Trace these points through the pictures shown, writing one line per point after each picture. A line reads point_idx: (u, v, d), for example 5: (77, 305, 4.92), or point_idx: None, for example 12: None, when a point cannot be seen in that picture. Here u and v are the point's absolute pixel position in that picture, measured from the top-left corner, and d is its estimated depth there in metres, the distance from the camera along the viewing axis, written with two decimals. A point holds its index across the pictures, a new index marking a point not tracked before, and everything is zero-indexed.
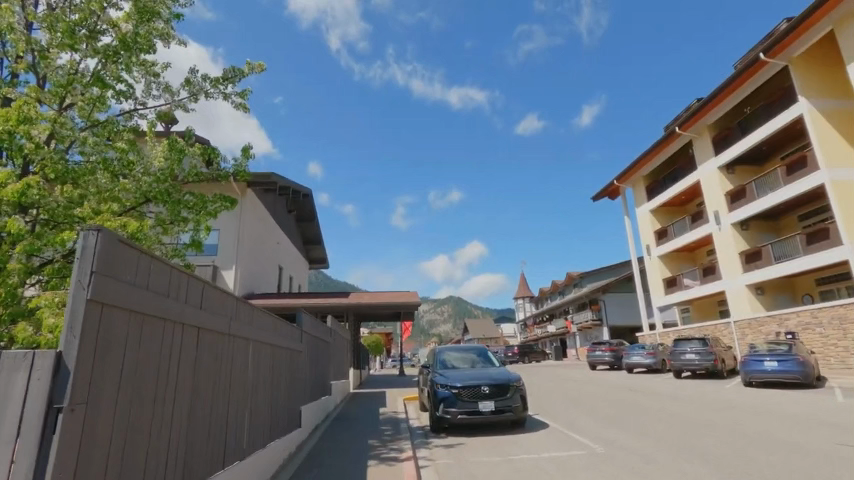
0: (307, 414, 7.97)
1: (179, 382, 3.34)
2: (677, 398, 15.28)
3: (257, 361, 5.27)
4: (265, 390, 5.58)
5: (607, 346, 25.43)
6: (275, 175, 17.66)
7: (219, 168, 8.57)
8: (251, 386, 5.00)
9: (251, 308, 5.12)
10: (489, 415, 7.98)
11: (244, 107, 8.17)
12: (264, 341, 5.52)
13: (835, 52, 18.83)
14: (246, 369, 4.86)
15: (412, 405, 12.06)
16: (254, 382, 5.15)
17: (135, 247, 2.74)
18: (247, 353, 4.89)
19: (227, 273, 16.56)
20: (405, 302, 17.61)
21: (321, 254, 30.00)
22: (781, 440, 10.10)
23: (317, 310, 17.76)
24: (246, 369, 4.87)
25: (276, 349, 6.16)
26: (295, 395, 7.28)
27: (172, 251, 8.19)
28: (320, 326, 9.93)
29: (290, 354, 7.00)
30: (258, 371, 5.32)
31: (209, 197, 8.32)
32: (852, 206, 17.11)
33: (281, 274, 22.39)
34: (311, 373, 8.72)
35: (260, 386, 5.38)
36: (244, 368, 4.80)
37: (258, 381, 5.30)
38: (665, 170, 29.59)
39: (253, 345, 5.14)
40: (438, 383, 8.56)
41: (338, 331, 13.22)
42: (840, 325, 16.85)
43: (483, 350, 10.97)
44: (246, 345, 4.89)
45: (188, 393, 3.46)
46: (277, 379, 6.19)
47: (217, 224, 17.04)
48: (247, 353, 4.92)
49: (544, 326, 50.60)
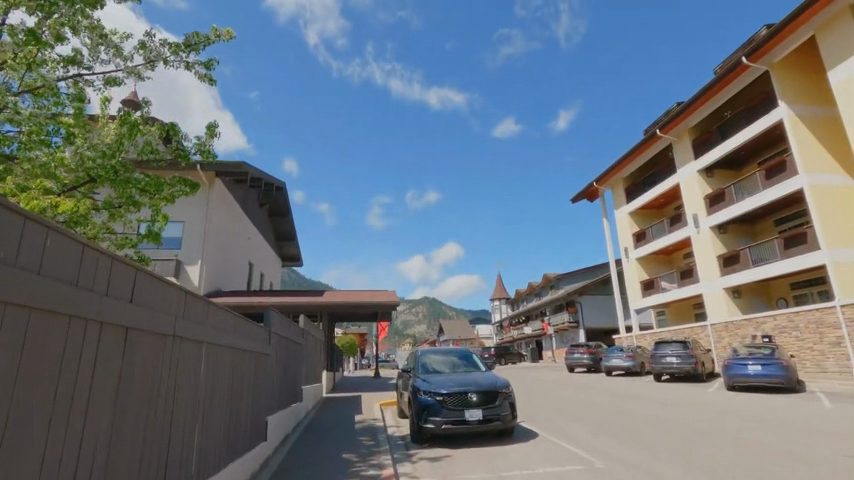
0: (274, 424, 7.17)
1: (98, 393, 2.57)
2: (659, 403, 15.02)
3: (212, 368, 4.46)
4: (222, 401, 4.77)
5: (585, 348, 25.24)
6: (246, 166, 16.66)
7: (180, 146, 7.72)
8: (203, 397, 4.19)
9: (206, 305, 4.33)
10: (476, 425, 7.32)
11: (208, 78, 7.35)
12: (222, 344, 4.72)
13: (815, 59, 18.99)
14: (197, 377, 4.07)
15: (389, 410, 11.34)
16: (209, 393, 4.36)
17: (17, 212, 1.99)
18: (198, 357, 4.10)
19: (191, 268, 15.47)
20: (382, 301, 16.86)
21: (294, 251, 28.92)
22: (771, 447, 9.82)
23: (289, 309, 16.80)
24: (198, 376, 4.09)
25: (237, 353, 5.36)
26: (261, 403, 6.47)
27: (122, 241, 7.35)
28: (292, 326, 9.14)
29: (256, 358, 6.19)
30: (214, 380, 4.52)
31: (166, 179, 7.38)
32: (829, 211, 17.25)
33: (252, 270, 21.30)
34: (281, 378, 7.91)
35: (216, 396, 4.57)
36: (194, 376, 3.99)
37: (214, 391, 4.50)
38: (644, 173, 29.69)
39: (208, 348, 4.36)
40: (421, 390, 7.87)
41: (311, 332, 12.38)
42: (817, 329, 16.94)
43: (467, 353, 10.34)
44: (198, 348, 4.10)
45: (108, 412, 2.67)
46: (238, 386, 5.38)
47: (181, 215, 15.93)
48: (200, 359, 4.13)
49: (520, 327, 50.56)
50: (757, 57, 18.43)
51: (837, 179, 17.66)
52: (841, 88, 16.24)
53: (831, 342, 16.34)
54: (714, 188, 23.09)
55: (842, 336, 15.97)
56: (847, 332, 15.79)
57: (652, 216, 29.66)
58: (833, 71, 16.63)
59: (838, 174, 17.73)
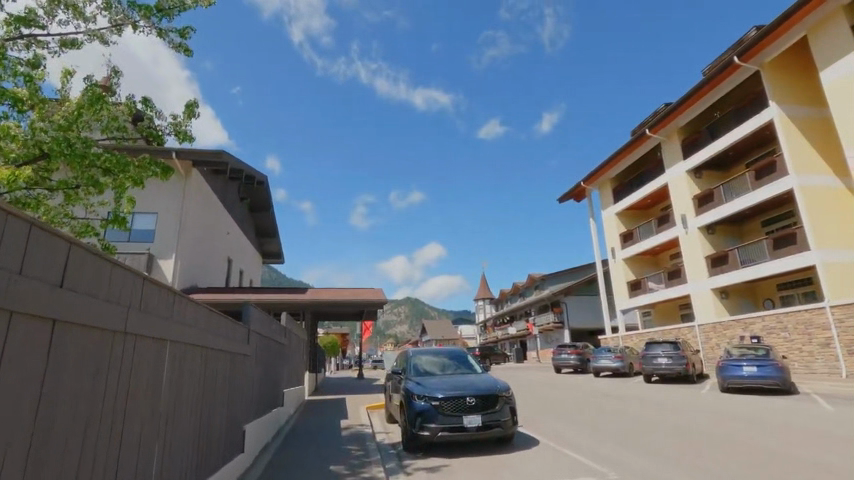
0: (253, 432, 6.46)
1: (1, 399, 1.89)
2: (651, 405, 14.70)
3: (177, 371, 3.74)
4: (190, 410, 4.05)
5: (572, 349, 24.98)
6: (226, 155, 15.78)
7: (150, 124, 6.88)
8: (165, 407, 3.48)
9: (170, 296, 3.62)
10: (475, 432, 6.74)
11: (183, 47, 6.60)
12: (190, 342, 3.99)
13: (805, 60, 19.00)
14: (159, 383, 3.36)
15: (377, 414, 10.70)
16: (173, 402, 3.64)
17: None
18: (160, 359, 3.38)
19: (165, 263, 14.55)
20: (368, 299, 16.19)
21: (275, 248, 27.95)
22: (774, 451, 9.49)
23: (270, 306, 15.98)
24: (159, 382, 3.38)
25: (210, 352, 4.65)
26: (237, 410, 5.75)
27: (82, 228, 6.50)
28: (274, 324, 8.46)
29: (231, 358, 5.48)
30: (180, 386, 3.80)
31: (134, 159, 6.56)
32: (819, 212, 17.25)
33: (231, 266, 20.39)
34: (260, 380, 7.20)
35: (182, 403, 3.86)
36: (153, 383, 3.28)
37: (179, 399, 3.78)
38: (631, 173, 29.62)
39: (173, 347, 3.65)
40: (415, 394, 7.26)
41: (294, 331, 11.66)
42: (806, 330, 16.89)
43: (462, 353, 9.78)
44: (161, 347, 3.39)
45: (16, 436, 1.98)
46: (211, 391, 4.67)
47: (154, 207, 15.01)
48: (162, 360, 3.42)
49: (504, 327, 50.30)
50: (748, 57, 18.34)
51: (828, 180, 17.67)
52: (833, 88, 16.22)
53: (820, 343, 16.30)
54: (703, 189, 23.05)
55: (832, 337, 15.94)
56: (837, 333, 15.74)
57: (639, 217, 29.62)
58: (825, 72, 16.62)
59: (828, 175, 17.73)
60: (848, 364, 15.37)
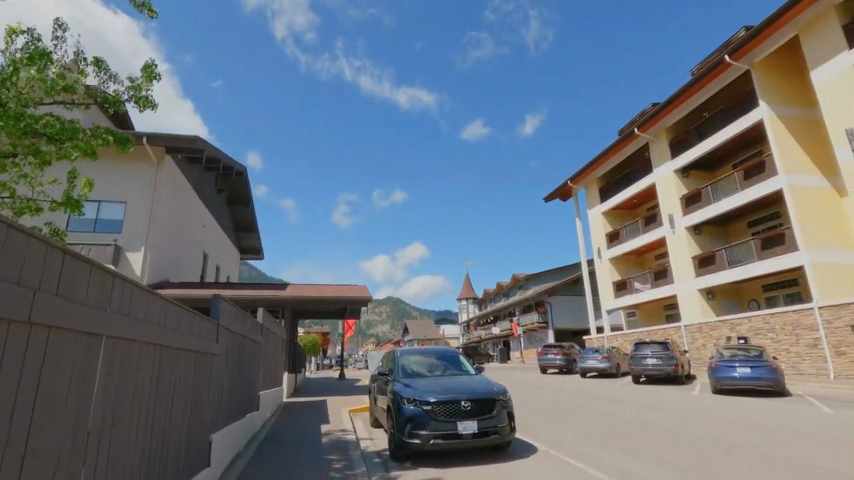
0: (222, 441, 5.76)
1: None
2: (642, 406, 14.36)
3: (117, 375, 3.02)
4: (133, 421, 3.33)
5: (558, 349, 24.66)
6: (202, 141, 14.83)
7: (105, 89, 6.08)
8: (95, 419, 2.77)
9: (106, 279, 2.88)
10: (470, 439, 6.14)
11: (143, 3, 5.87)
12: (136, 340, 3.26)
13: (795, 61, 18.98)
14: (86, 389, 2.65)
15: (360, 419, 10.04)
16: (108, 413, 2.92)
17: None
18: (89, 359, 2.68)
19: (133, 256, 13.61)
20: (352, 296, 15.48)
21: (254, 243, 26.95)
22: (773, 454, 9.15)
23: (246, 303, 15.10)
24: (88, 388, 2.67)
25: (166, 351, 3.92)
26: (201, 419, 5.00)
27: (24, 205, 5.67)
28: (249, 321, 7.72)
29: (195, 357, 4.77)
30: (119, 394, 3.07)
31: (85, 128, 5.76)
32: (807, 212, 17.20)
33: (206, 261, 19.39)
34: (231, 383, 6.45)
35: (123, 413, 3.13)
36: (79, 388, 2.58)
37: (118, 408, 3.05)
38: (618, 173, 29.53)
39: (110, 344, 2.94)
40: (404, 398, 6.62)
41: (272, 329, 10.92)
42: (793, 331, 16.80)
43: (453, 353, 9.17)
44: (91, 344, 2.68)
45: None
46: (165, 397, 3.95)
47: (124, 195, 14.07)
48: (93, 359, 2.71)
49: (488, 327, 50.03)
50: (740, 55, 18.20)
51: (815, 181, 17.65)
52: (823, 89, 16.16)
53: (808, 344, 16.21)
54: (690, 189, 22.96)
55: (820, 338, 15.86)
56: (825, 334, 15.66)
57: (625, 217, 29.55)
58: (814, 73, 16.58)
59: (816, 176, 17.71)
60: (836, 365, 15.30)
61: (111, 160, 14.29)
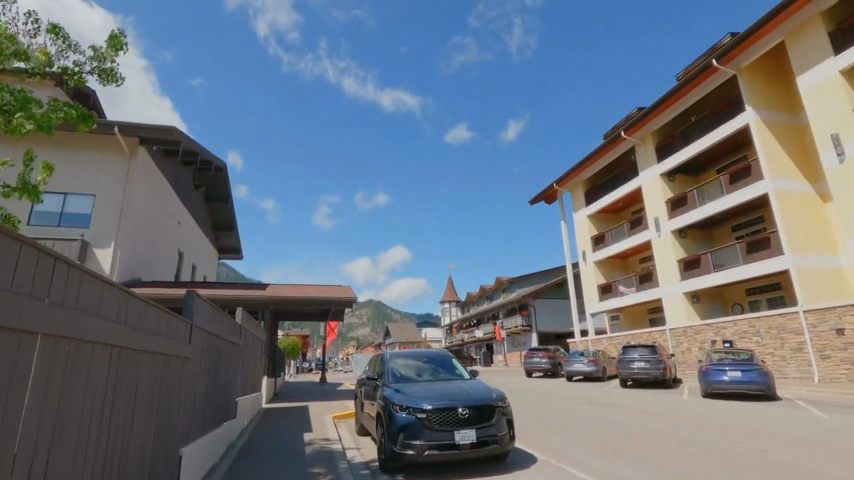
0: (195, 453, 5.19)
1: None
2: (632, 410, 14.12)
3: (59, 380, 2.52)
4: (82, 437, 2.80)
5: (544, 352, 24.42)
6: (179, 133, 14.02)
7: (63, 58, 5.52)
8: (26, 435, 2.26)
9: (46, 263, 2.38)
10: (467, 450, 5.69)
11: None
12: (85, 338, 2.74)
13: (781, 67, 19.19)
14: (12, 399, 2.15)
15: (345, 426, 9.50)
16: (46, 428, 2.40)
17: None
18: (15, 360, 2.18)
19: (101, 252, 12.78)
20: (336, 297, 14.89)
21: (233, 242, 26.06)
22: (769, 457, 8.96)
23: (224, 303, 14.36)
24: (15, 397, 2.17)
25: (127, 353, 3.39)
26: (171, 431, 4.45)
27: None
28: (226, 322, 7.14)
29: (165, 361, 4.22)
30: (63, 402, 2.57)
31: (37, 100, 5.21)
32: (793, 217, 17.33)
33: (182, 260, 18.52)
34: (206, 390, 5.88)
35: (67, 426, 2.61)
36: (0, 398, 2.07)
37: (61, 419, 2.55)
38: (603, 177, 29.62)
39: (49, 343, 2.44)
40: (396, 405, 6.13)
41: (252, 331, 10.29)
42: (778, 335, 16.87)
43: (445, 356, 8.69)
44: (18, 342, 2.19)
45: None
46: (126, 403, 3.43)
47: (93, 187, 13.24)
48: (22, 360, 2.22)
49: (471, 330, 49.74)
50: (727, 60, 18.29)
51: (800, 186, 17.81)
52: (810, 94, 16.26)
53: (793, 347, 16.29)
54: (675, 193, 23.05)
55: (804, 342, 15.93)
56: (810, 337, 15.74)
57: (610, 220, 29.61)
58: (801, 78, 16.66)
59: (800, 181, 17.88)
60: (821, 369, 15.37)
61: (79, 150, 13.45)
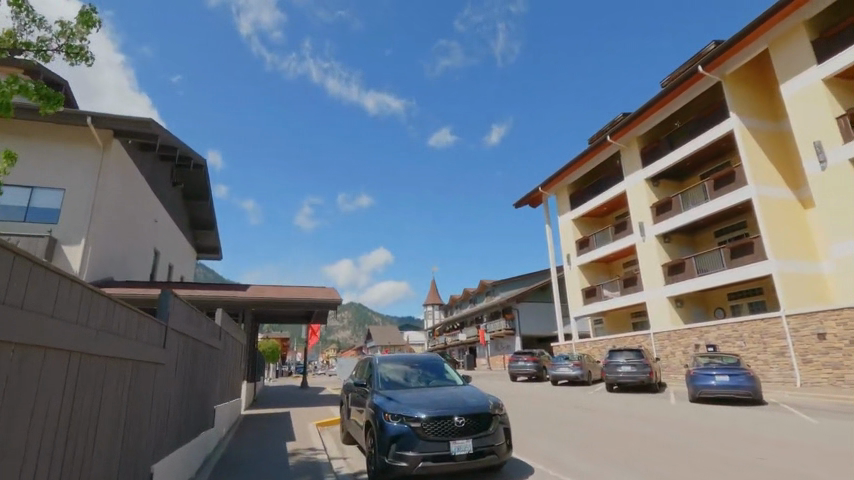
0: (168, 467, 4.75)
1: None
2: (619, 414, 13.99)
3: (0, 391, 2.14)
4: (31, 458, 2.41)
5: (529, 356, 24.28)
6: (157, 125, 13.37)
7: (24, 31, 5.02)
8: None
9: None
10: (463, 461, 5.36)
11: None
12: (35, 344, 2.37)
13: (764, 76, 19.50)
14: None
15: (329, 434, 9.06)
16: None
17: None
18: None
19: (70, 248, 12.08)
20: (320, 298, 14.43)
21: (212, 242, 25.27)
22: (760, 460, 8.86)
23: (202, 304, 13.76)
24: None
25: (89, 359, 3.00)
26: (141, 445, 4.00)
27: None
28: (205, 324, 6.68)
29: (134, 368, 3.79)
30: (6, 415, 2.18)
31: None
32: (775, 223, 17.56)
33: (157, 259, 17.79)
34: (182, 397, 5.43)
35: (10, 444, 2.22)
36: None
37: (2, 437, 2.16)
38: (588, 180, 29.77)
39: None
40: (387, 413, 5.78)
41: (232, 333, 9.80)
42: (761, 339, 17.02)
43: (436, 360, 8.33)
44: None
45: None
46: (88, 416, 3.01)
47: (63, 181, 12.55)
48: None
49: (454, 333, 49.51)
50: (713, 67, 18.46)
51: (781, 192, 18.07)
52: (793, 101, 16.47)
53: (775, 351, 16.45)
54: (660, 197, 23.23)
55: (787, 346, 16.09)
56: (792, 342, 15.90)
57: (594, 224, 29.74)
58: (785, 85, 16.86)
59: (782, 188, 18.15)
60: (803, 373, 15.54)
61: (48, 141, 12.75)
